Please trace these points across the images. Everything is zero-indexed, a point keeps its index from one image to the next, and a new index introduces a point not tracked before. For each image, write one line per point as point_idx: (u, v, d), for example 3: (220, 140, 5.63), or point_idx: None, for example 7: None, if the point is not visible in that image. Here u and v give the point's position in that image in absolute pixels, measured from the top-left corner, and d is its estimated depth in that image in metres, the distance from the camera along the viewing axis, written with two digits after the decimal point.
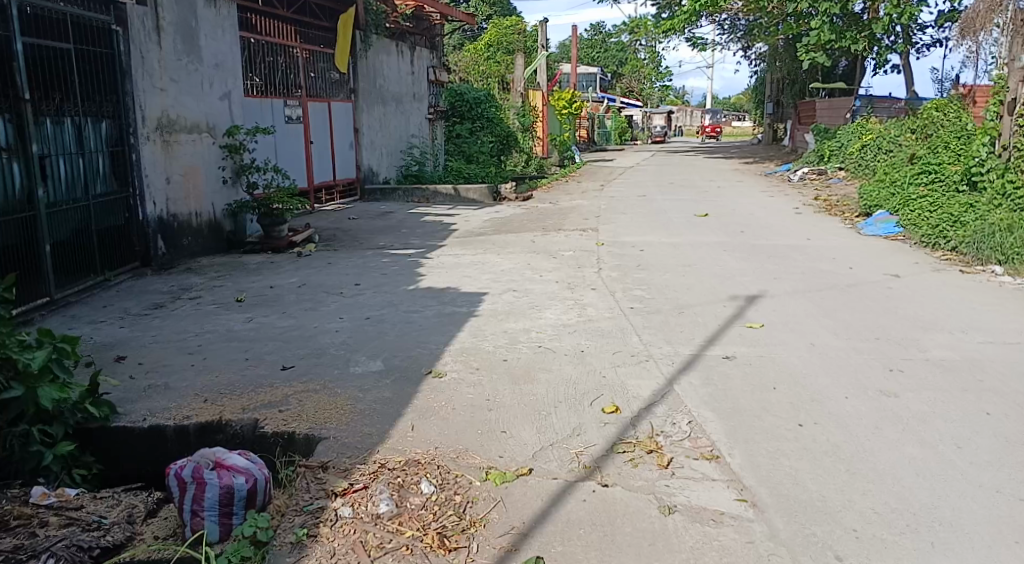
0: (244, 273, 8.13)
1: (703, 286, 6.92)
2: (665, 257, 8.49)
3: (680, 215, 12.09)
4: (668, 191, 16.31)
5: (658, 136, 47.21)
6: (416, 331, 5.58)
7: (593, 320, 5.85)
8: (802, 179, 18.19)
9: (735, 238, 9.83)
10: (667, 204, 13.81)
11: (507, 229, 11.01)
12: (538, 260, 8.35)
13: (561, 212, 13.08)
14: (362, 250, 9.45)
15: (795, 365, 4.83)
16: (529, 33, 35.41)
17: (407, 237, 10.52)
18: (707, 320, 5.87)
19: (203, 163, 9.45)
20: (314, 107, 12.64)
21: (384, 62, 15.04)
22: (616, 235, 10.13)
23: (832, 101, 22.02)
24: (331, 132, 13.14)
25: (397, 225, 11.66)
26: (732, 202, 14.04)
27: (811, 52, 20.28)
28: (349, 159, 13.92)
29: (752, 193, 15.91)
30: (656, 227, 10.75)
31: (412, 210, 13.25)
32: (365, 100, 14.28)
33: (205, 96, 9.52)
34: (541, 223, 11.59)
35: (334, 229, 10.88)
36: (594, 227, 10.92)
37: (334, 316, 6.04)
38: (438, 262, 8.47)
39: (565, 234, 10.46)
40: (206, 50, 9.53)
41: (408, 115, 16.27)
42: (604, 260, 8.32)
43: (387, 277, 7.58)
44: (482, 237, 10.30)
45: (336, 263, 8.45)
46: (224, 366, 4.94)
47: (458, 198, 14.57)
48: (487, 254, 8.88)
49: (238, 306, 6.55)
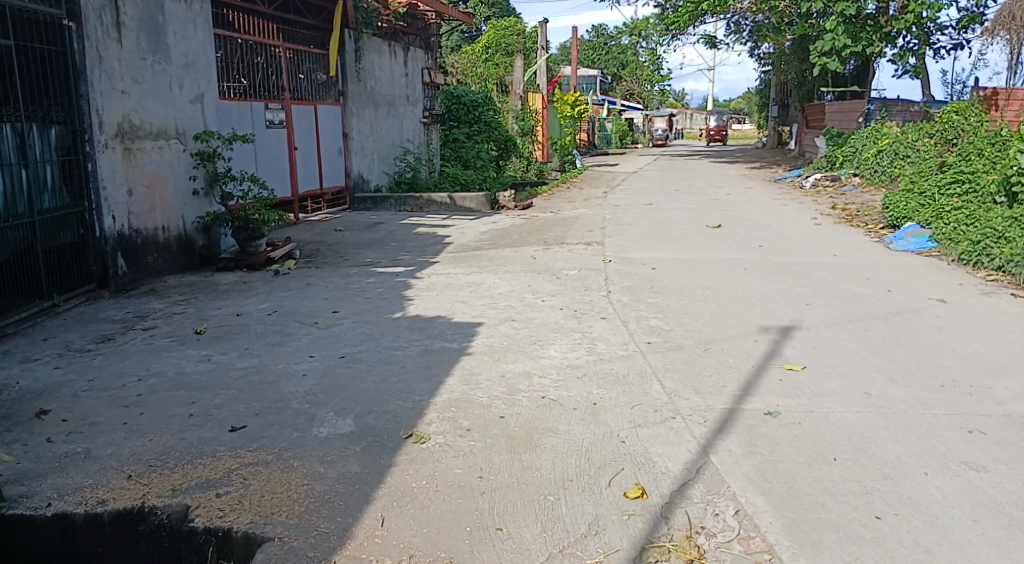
0: (211, 296, 7.29)
1: (727, 315, 6.09)
2: (679, 277, 7.66)
3: (691, 226, 11.26)
4: (675, 198, 15.48)
5: (660, 140, 46.42)
6: (396, 376, 4.73)
7: (604, 360, 5.01)
8: (815, 185, 17.37)
9: (754, 253, 9.00)
10: (675, 213, 12.98)
11: (506, 242, 10.18)
12: (540, 281, 7.52)
13: (563, 223, 12.25)
14: (346, 267, 8.61)
15: (853, 427, 3.98)
16: (528, 34, 34.59)
17: (397, 251, 9.70)
18: (738, 360, 5.03)
19: (171, 172, 8.62)
20: (298, 110, 11.78)
21: (375, 63, 14.20)
22: (623, 250, 9.30)
23: (843, 104, 21.21)
24: (317, 137, 12.30)
25: (387, 237, 10.83)
26: (745, 211, 13.22)
27: (821, 56, 19.34)
28: (338, 165, 13.08)
29: (764, 201, 15.08)
30: (667, 241, 9.92)
31: (403, 221, 12.41)
32: (355, 103, 13.43)
33: (173, 99, 8.69)
34: (542, 235, 10.75)
35: (318, 243, 10.04)
36: (599, 240, 10.08)
37: (303, 355, 5.19)
38: (428, 283, 7.63)
39: (568, 249, 9.63)
40: (174, 48, 8.71)
41: (401, 119, 15.43)
42: (613, 281, 7.48)
43: (370, 301, 6.75)
44: (478, 252, 9.47)
45: (314, 284, 7.60)
46: (161, 426, 4.09)
47: (454, 207, 13.75)
48: (483, 272, 8.06)
49: (196, 341, 5.70)
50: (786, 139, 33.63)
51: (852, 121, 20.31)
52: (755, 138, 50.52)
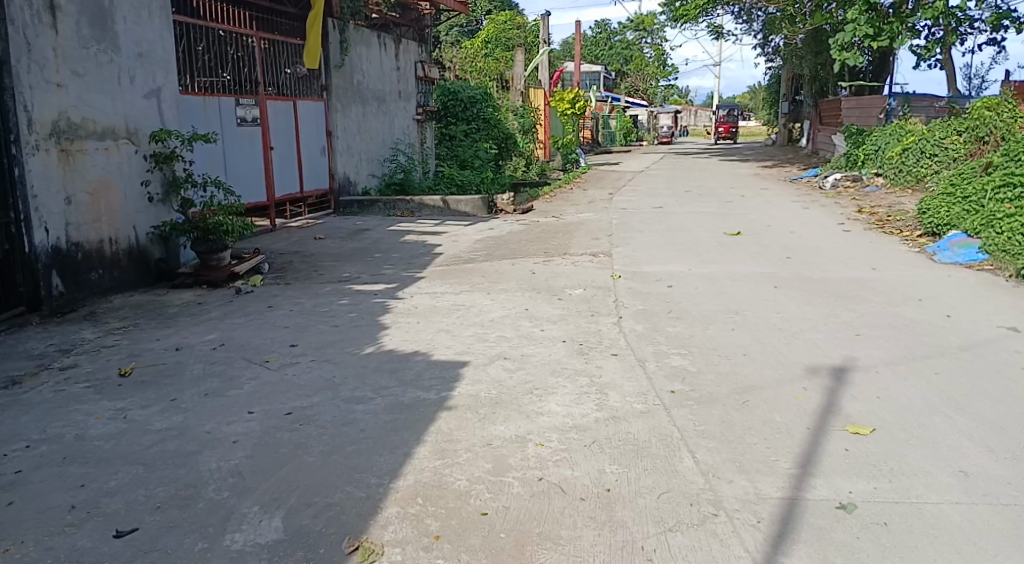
0: (155, 322, 6.26)
1: (765, 353, 5.03)
2: (701, 297, 6.60)
3: (708, 234, 10.21)
4: (687, 200, 14.41)
5: (665, 138, 45.30)
6: (353, 443, 3.68)
7: (619, 417, 3.95)
8: (835, 186, 16.30)
9: (782, 267, 7.96)
10: (688, 218, 11.93)
11: (502, 253, 9.12)
12: (539, 304, 6.45)
13: (567, 229, 11.20)
14: (319, 284, 7.57)
15: (959, 533, 2.94)
16: (530, 28, 33.51)
17: (379, 264, 8.64)
18: (789, 418, 3.98)
19: (119, 176, 7.60)
20: (275, 107, 10.73)
21: (363, 56, 13.14)
22: (634, 263, 8.24)
23: (861, 100, 20.10)
24: (297, 136, 11.26)
25: (372, 246, 9.78)
26: (764, 216, 12.17)
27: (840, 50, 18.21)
28: (321, 166, 12.04)
29: (782, 204, 14.02)
30: (683, 251, 8.86)
31: (392, 227, 11.36)
32: (341, 99, 12.39)
33: (122, 93, 7.65)
34: (543, 244, 9.70)
35: (292, 255, 9.00)
36: (607, 251, 9.03)
37: (240, 411, 4.15)
38: (410, 305, 6.58)
39: (572, 261, 8.57)
40: (124, 35, 7.68)
41: (392, 116, 14.38)
42: (624, 303, 6.42)
43: (338, 331, 5.70)
44: (470, 265, 8.43)
45: (277, 307, 6.56)
46: (29, 526, 3.06)
47: (448, 211, 12.68)
48: (473, 291, 7.00)
49: (118, 387, 4.67)
50: (797, 137, 32.52)
51: (872, 118, 19.19)
52: (763, 135, 49.36)
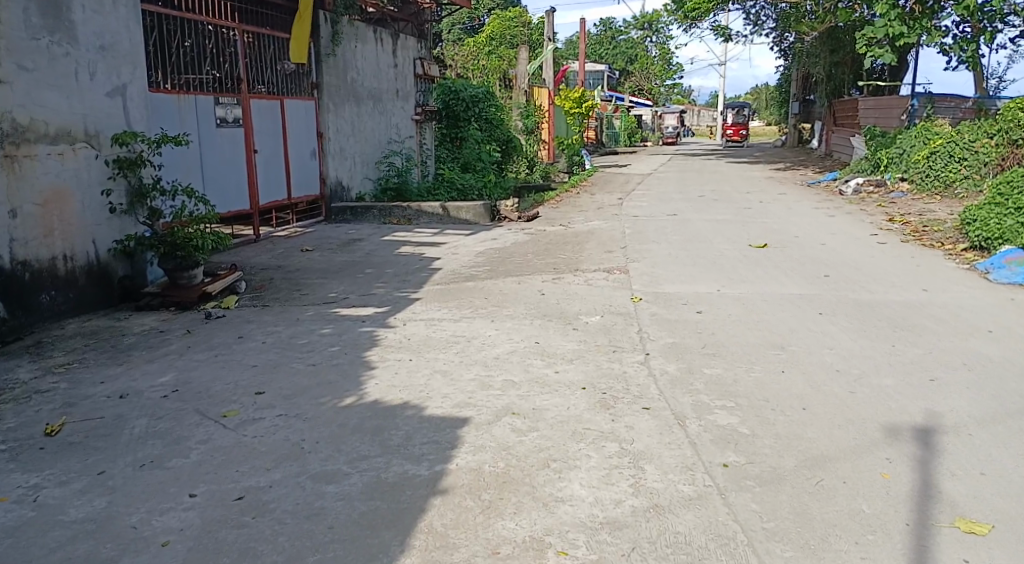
0: (105, 356, 5.39)
1: (829, 409, 4.16)
2: (737, 328, 5.72)
3: (731, 246, 9.33)
4: (702, 206, 13.54)
5: (671, 138, 44.36)
6: (316, 550, 2.82)
7: (662, 507, 3.08)
8: (858, 191, 15.42)
9: (822, 287, 7.08)
10: (707, 227, 11.05)
11: (506, 269, 8.22)
12: (551, 335, 5.56)
13: (576, 239, 10.33)
14: (301, 306, 6.70)
15: None
16: (534, 26, 32.62)
17: (371, 281, 7.75)
18: (880, 509, 3.12)
19: (76, 184, 6.74)
20: (260, 106, 9.85)
21: (357, 51, 12.25)
22: (655, 282, 7.36)
23: (880, 100, 19.18)
24: (284, 138, 10.38)
25: (363, 260, 8.91)
26: (788, 225, 11.29)
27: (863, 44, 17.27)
28: (311, 170, 11.16)
29: (804, 211, 13.14)
30: (708, 268, 7.97)
31: (387, 237, 10.48)
32: (333, 98, 11.50)
33: (80, 90, 6.78)
34: (552, 257, 8.82)
35: (274, 270, 8.12)
36: (623, 267, 8.14)
37: (180, 493, 3.30)
38: (401, 335, 5.68)
39: (585, 279, 7.68)
40: (83, 25, 6.81)
41: (389, 116, 13.49)
42: (649, 336, 5.54)
43: (315, 371, 4.82)
44: (471, 284, 7.55)
45: (248, 337, 5.68)
46: None
47: (448, 218, 11.77)
48: (474, 318, 6.10)
49: (38, 452, 3.81)
50: (809, 137, 31.53)
51: (893, 119, 18.24)
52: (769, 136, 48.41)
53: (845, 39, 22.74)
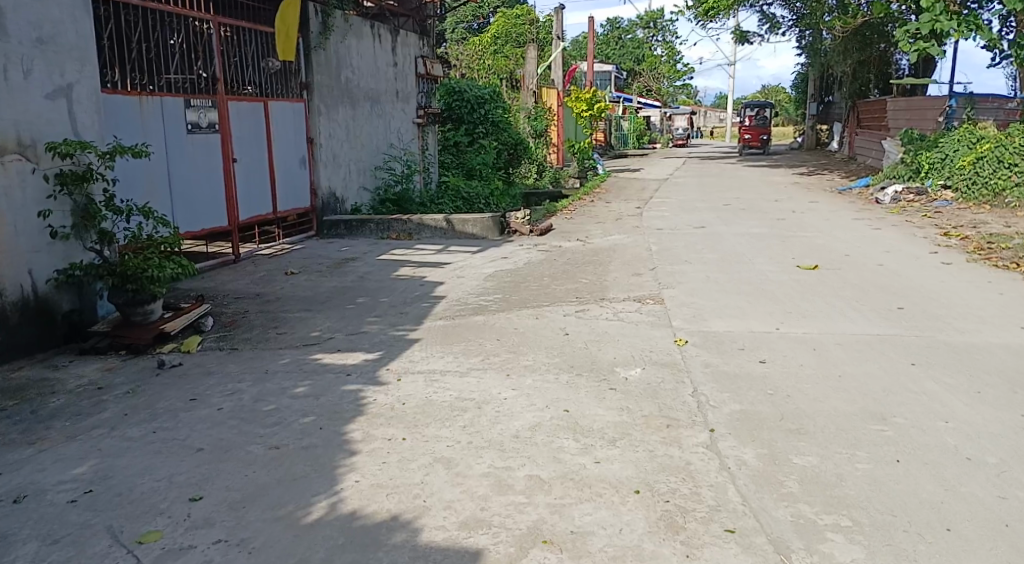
0: (17, 429, 4.24)
1: (985, 532, 3.02)
2: (819, 390, 4.56)
3: (776, 268, 8.19)
4: (731, 217, 12.38)
5: (681, 141, 43.13)
6: None
7: None
8: (896, 199, 14.26)
9: (900, 327, 5.92)
10: (742, 243, 9.89)
11: (521, 298, 7.01)
12: (582, 398, 4.37)
13: (598, 257, 9.16)
14: (274, 352, 5.54)
15: None
16: (541, 24, 31.35)
17: (361, 315, 6.56)
18: None
19: (6, 204, 5.61)
20: (240, 108, 8.70)
21: (352, 48, 11.10)
22: (702, 318, 6.17)
23: (912, 101, 18.06)
24: (269, 145, 9.24)
25: (356, 285, 7.75)
26: (832, 242, 10.09)
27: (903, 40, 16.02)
28: (301, 179, 10.02)
29: (845, 224, 11.93)
30: (759, 298, 6.79)
31: (384, 255, 9.31)
32: (326, 99, 10.35)
33: (11, 92, 5.66)
34: (573, 282, 7.66)
35: (250, 300, 6.97)
36: (658, 297, 6.95)
37: None
38: (394, 396, 4.50)
39: (615, 312, 6.52)
40: (14, 13, 5.68)
41: (387, 119, 12.34)
42: (709, 401, 4.36)
43: (280, 459, 3.68)
44: (481, 319, 6.39)
45: (201, 402, 4.52)
46: None
47: (452, 232, 10.58)
48: (485, 371, 4.91)
49: None
50: (828, 140, 30.40)
51: (927, 119, 17.18)
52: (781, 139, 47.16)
53: (875, 31, 21.76)
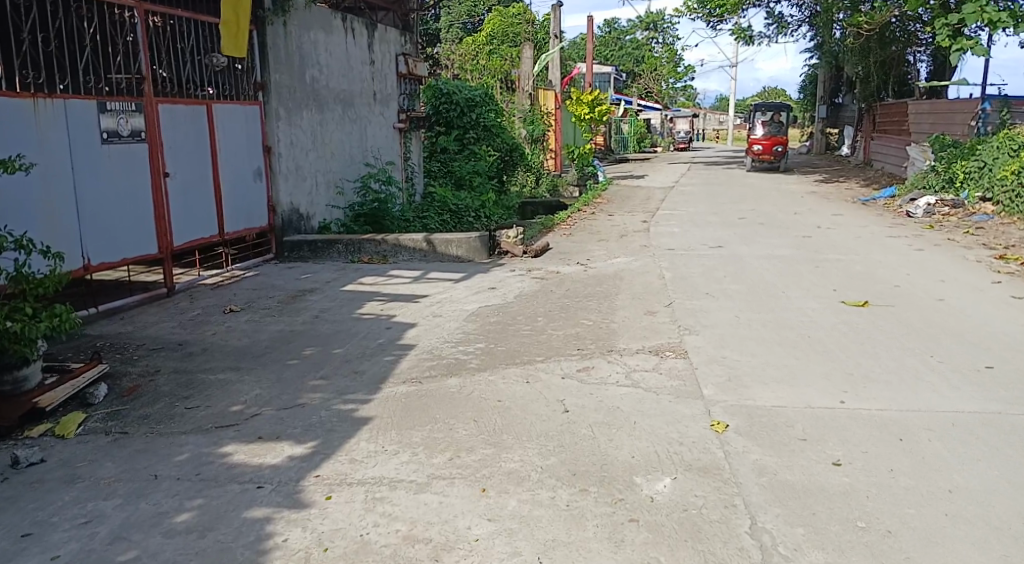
0: None
1: None
2: (929, 522, 3.18)
3: (818, 305, 6.80)
4: (750, 234, 11.03)
5: (683, 144, 41.86)
6: None
7: None
8: (929, 212, 12.90)
9: (1006, 402, 4.51)
10: (769, 269, 8.53)
11: (509, 350, 5.60)
12: (590, 542, 2.96)
13: (603, 286, 7.77)
14: (175, 441, 4.15)
15: None
16: (538, 23, 29.86)
17: (302, 374, 5.11)
18: None
19: None
20: (174, 112, 7.29)
21: (319, 42, 9.69)
22: (741, 385, 4.76)
23: (937, 103, 16.81)
24: (213, 155, 7.85)
25: (309, 327, 6.34)
26: (875, 267, 8.66)
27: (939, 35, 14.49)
28: (256, 195, 8.61)
29: (880, 242, 10.52)
30: (806, 353, 5.40)
31: (350, 284, 7.88)
32: (286, 101, 8.96)
33: None
34: (574, 325, 6.28)
35: (170, 353, 5.57)
36: (681, 349, 5.54)
37: None
38: (314, 534, 3.09)
39: (627, 371, 5.12)
40: None
41: (362, 124, 10.93)
42: (776, 546, 2.96)
43: None
44: (456, 381, 4.98)
45: (35, 542, 3.13)
46: None
47: (433, 254, 9.14)
48: (453, 480, 3.49)
49: None
50: (839, 143, 29.11)
51: (955, 123, 15.88)
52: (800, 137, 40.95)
53: (895, 30, 20.49)
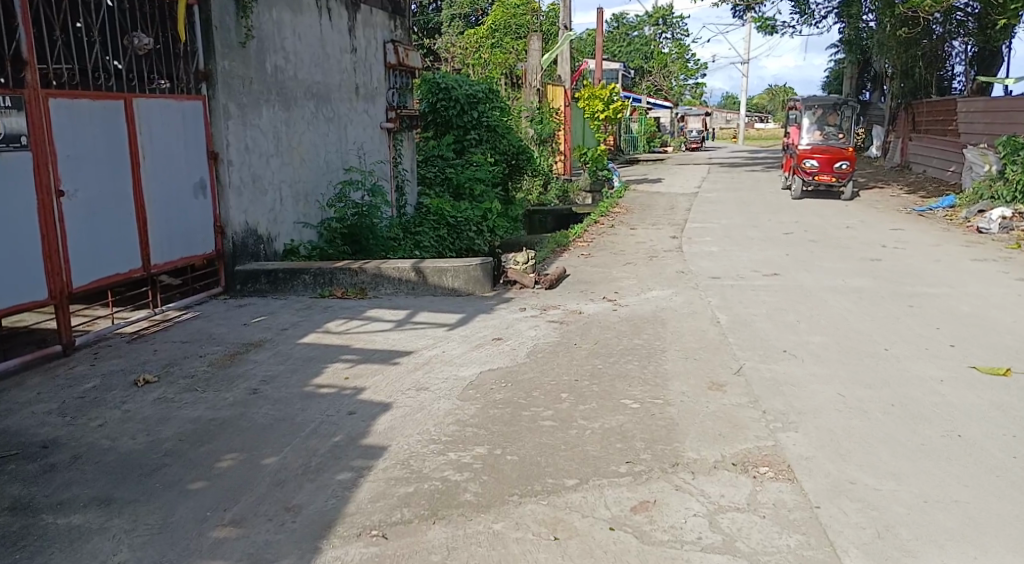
0: None
1: None
2: None
3: (944, 376, 4.94)
4: (805, 256, 9.19)
5: (696, 144, 39.91)
6: None
7: None
8: (1008, 228, 11.03)
9: None
10: (850, 309, 6.68)
11: (522, 461, 3.77)
12: None
13: (643, 337, 5.93)
14: None
15: None
16: (544, 15, 27.96)
17: (204, 516, 3.29)
18: None
19: None
20: (74, 107, 5.48)
21: (283, 23, 7.85)
22: (903, 555, 2.94)
23: (993, 101, 15.02)
24: (135, 164, 6.05)
25: (241, 408, 4.51)
26: (985, 308, 6.79)
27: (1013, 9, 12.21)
28: (199, 216, 6.78)
29: (967, 268, 8.68)
30: (972, 475, 3.59)
31: (313, 333, 6.05)
32: (238, 95, 7.12)
33: None
34: (614, 410, 4.43)
35: (18, 468, 3.75)
36: (781, 463, 3.70)
37: None
38: None
39: (706, 509, 3.29)
40: None
41: (341, 124, 9.10)
42: None
43: None
44: (440, 530, 3.15)
45: None
46: None
47: (422, 286, 7.30)
48: None
49: None
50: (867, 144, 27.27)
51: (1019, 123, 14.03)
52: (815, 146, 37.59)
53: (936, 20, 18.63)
